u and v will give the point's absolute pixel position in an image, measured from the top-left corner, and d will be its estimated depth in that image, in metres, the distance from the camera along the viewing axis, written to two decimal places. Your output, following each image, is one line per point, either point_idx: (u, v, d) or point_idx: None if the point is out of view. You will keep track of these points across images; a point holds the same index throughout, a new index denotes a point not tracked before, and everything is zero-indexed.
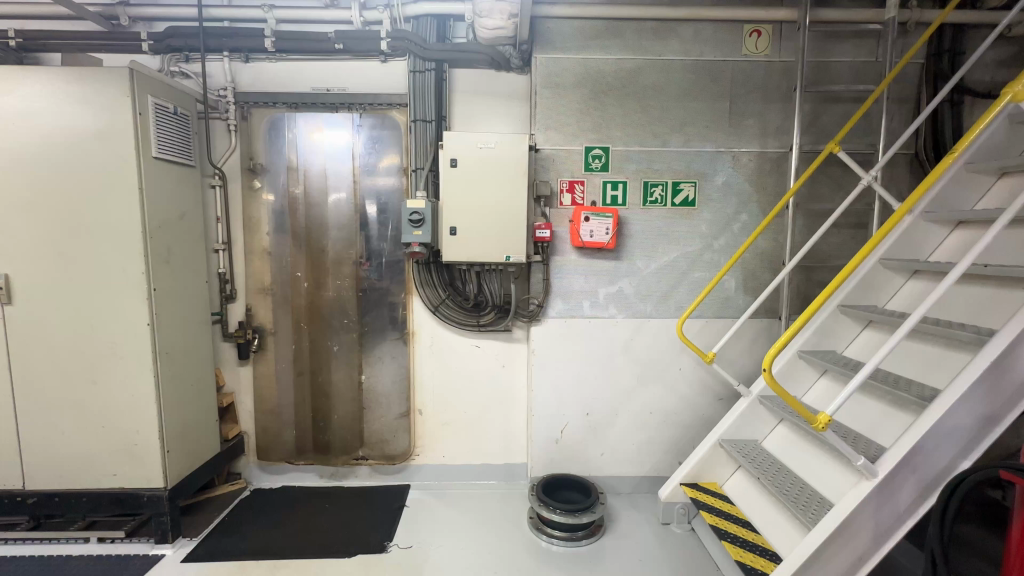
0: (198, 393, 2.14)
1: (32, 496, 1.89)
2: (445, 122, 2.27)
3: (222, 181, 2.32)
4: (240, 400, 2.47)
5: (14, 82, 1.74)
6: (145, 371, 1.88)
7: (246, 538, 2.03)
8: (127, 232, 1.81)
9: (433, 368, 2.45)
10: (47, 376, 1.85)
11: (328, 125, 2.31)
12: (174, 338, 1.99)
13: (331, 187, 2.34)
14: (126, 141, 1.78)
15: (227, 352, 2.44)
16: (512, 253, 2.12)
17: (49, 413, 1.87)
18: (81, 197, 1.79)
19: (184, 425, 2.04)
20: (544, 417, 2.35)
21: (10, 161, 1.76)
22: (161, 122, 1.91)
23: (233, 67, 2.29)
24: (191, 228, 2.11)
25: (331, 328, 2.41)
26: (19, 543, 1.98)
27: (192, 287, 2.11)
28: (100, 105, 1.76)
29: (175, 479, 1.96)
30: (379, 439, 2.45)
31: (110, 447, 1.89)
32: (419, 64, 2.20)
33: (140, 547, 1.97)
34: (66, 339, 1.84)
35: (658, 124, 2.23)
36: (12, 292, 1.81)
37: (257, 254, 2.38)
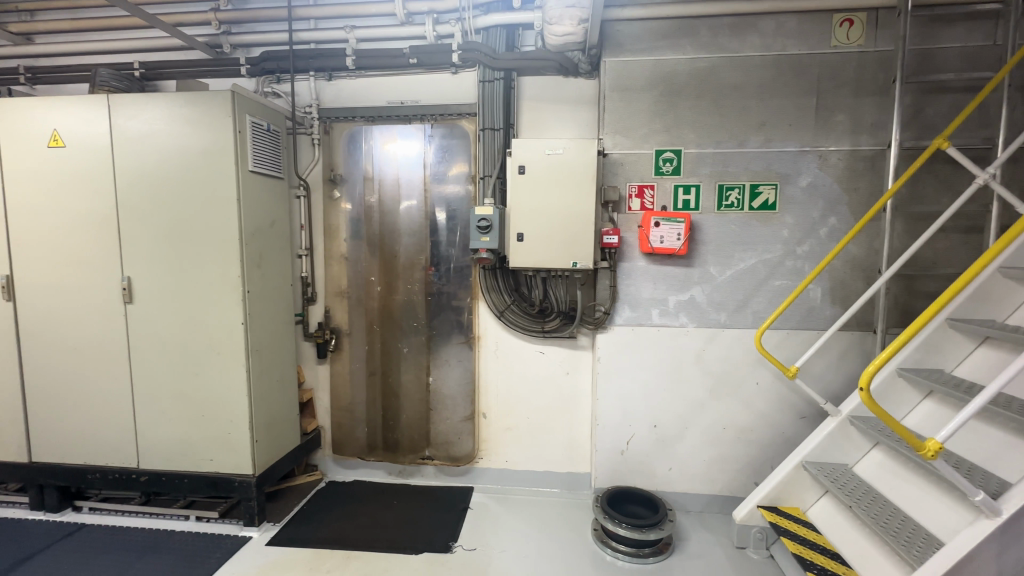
0: (282, 389, 2.30)
1: (144, 475, 2.12)
2: (513, 129, 2.30)
3: (306, 191, 2.49)
4: (318, 397, 2.62)
5: (140, 108, 1.98)
6: (238, 366, 2.04)
7: (323, 528, 2.14)
8: (227, 239, 1.99)
9: (497, 372, 2.48)
10: (159, 367, 2.08)
11: (401, 136, 2.41)
12: (263, 337, 2.16)
13: (403, 195, 2.44)
14: (228, 157, 1.96)
15: (307, 351, 2.60)
16: (579, 259, 2.10)
17: (160, 401, 2.09)
18: (190, 208, 2.00)
19: (270, 418, 2.20)
20: (609, 427, 2.30)
21: (135, 177, 2.00)
22: (257, 139, 2.09)
23: (318, 85, 2.45)
24: (279, 235, 2.28)
25: (401, 331, 2.51)
26: (132, 516, 2.23)
27: (279, 290, 2.28)
28: (207, 125, 1.96)
29: (261, 468, 2.12)
30: (445, 440, 2.52)
31: (209, 435, 2.08)
32: (488, 74, 2.25)
33: (231, 527, 2.15)
34: (175, 335, 2.06)
35: (735, 124, 2.12)
36: (133, 291, 2.06)
37: (336, 260, 2.53)
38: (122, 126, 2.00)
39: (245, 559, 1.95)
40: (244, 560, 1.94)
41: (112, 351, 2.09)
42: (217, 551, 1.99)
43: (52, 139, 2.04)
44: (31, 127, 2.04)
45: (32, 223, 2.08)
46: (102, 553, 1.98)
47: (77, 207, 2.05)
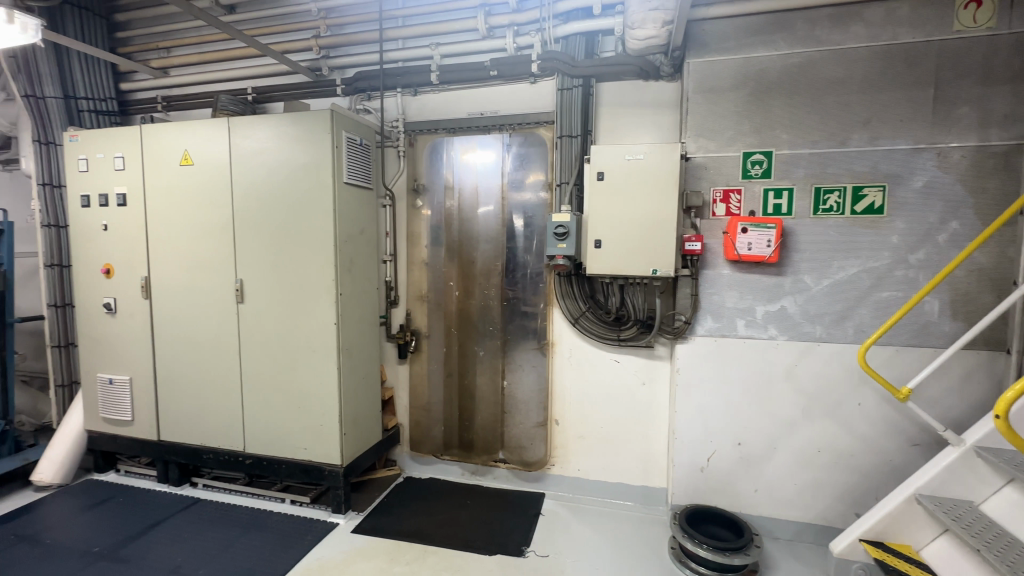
0: (367, 386, 2.45)
1: (249, 458, 2.35)
2: (591, 135, 2.29)
3: (391, 201, 2.64)
4: (398, 396, 2.76)
5: (253, 128, 2.22)
6: (331, 362, 2.21)
7: (402, 521, 2.25)
8: (323, 245, 2.17)
9: (570, 379, 2.47)
10: (263, 361, 2.30)
11: (480, 146, 2.49)
12: (352, 337, 2.31)
13: (482, 202, 2.52)
14: (327, 170, 2.14)
15: (389, 351, 2.75)
16: (659, 267, 2.04)
17: (263, 392, 2.31)
18: (293, 218, 2.20)
19: (356, 413, 2.34)
20: (688, 441, 2.20)
21: (248, 190, 2.24)
22: (351, 153, 2.26)
23: (404, 100, 2.60)
24: (367, 242, 2.44)
25: (477, 334, 2.58)
26: (238, 494, 2.48)
27: (367, 293, 2.44)
28: (310, 141, 2.15)
29: (348, 459, 2.27)
30: (518, 444, 2.55)
31: (304, 425, 2.26)
32: (567, 82, 2.25)
33: (320, 513, 2.31)
34: (278, 332, 2.26)
35: (836, 122, 1.96)
36: (244, 292, 2.29)
37: (417, 265, 2.65)
38: (239, 145, 2.25)
39: (333, 543, 2.09)
40: (333, 545, 2.08)
41: (225, 345, 2.35)
42: (309, 533, 2.16)
43: (183, 159, 2.33)
44: (167, 149, 2.36)
45: (165, 233, 2.39)
46: (213, 526, 2.21)
47: (201, 218, 2.33)
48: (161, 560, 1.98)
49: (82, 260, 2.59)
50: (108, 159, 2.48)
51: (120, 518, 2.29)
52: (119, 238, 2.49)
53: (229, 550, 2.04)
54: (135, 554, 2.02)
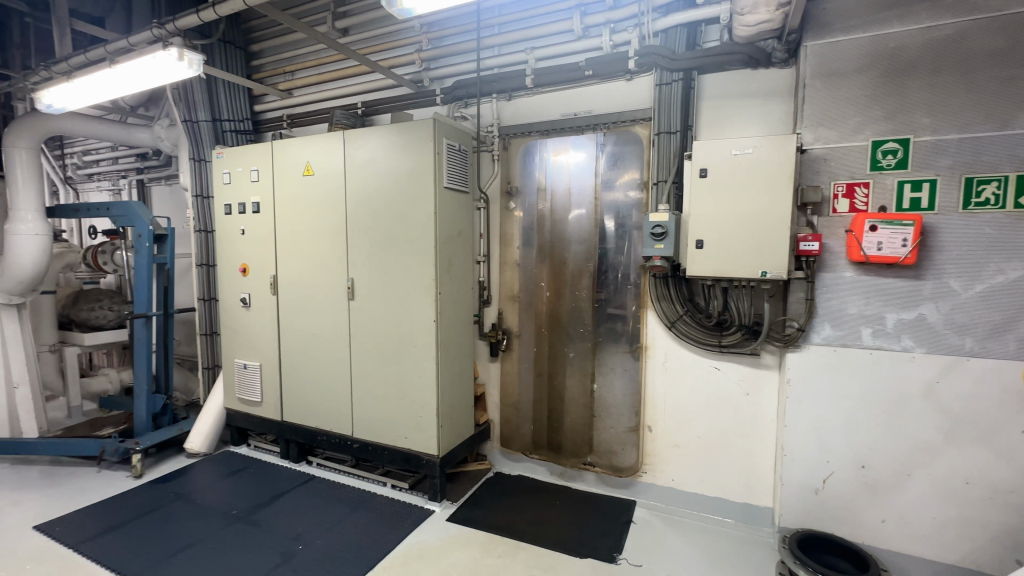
0: (462, 381, 2.55)
1: (356, 442, 2.56)
2: (692, 130, 2.19)
3: (485, 203, 2.72)
4: (489, 392, 2.84)
5: (365, 139, 2.41)
6: (430, 358, 2.33)
7: (493, 515, 2.31)
8: (424, 246, 2.30)
9: (665, 385, 2.37)
10: (370, 354, 2.49)
11: (573, 146, 2.48)
12: (448, 334, 2.42)
13: (574, 203, 2.51)
14: (429, 175, 2.26)
15: (481, 349, 2.84)
16: (769, 269, 1.89)
17: (370, 382, 2.50)
18: (399, 221, 2.36)
19: (452, 407, 2.45)
20: (799, 459, 2.02)
21: (360, 196, 2.45)
22: (450, 158, 2.37)
23: (499, 106, 2.67)
24: (464, 243, 2.54)
25: (568, 335, 2.58)
26: (346, 475, 2.71)
27: (462, 292, 2.54)
28: (414, 149, 2.29)
29: (444, 450, 2.38)
30: (608, 449, 2.50)
31: (405, 415, 2.42)
32: (667, 76, 2.17)
33: (418, 499, 2.45)
34: (383, 328, 2.44)
35: (995, 102, 1.68)
36: (355, 290, 2.51)
37: (509, 266, 2.71)
38: (352, 156, 2.46)
39: (431, 529, 2.21)
40: (430, 530, 2.20)
41: (338, 338, 2.58)
42: (408, 517, 2.30)
43: (305, 170, 2.60)
44: (292, 161, 2.65)
45: (290, 236, 2.69)
46: (327, 502, 2.44)
47: (319, 222, 2.58)
48: (285, 528, 2.22)
49: (224, 261, 2.99)
50: (246, 172, 2.84)
51: (252, 487, 2.61)
52: (254, 241, 2.84)
53: (340, 525, 2.24)
54: (263, 520, 2.29)
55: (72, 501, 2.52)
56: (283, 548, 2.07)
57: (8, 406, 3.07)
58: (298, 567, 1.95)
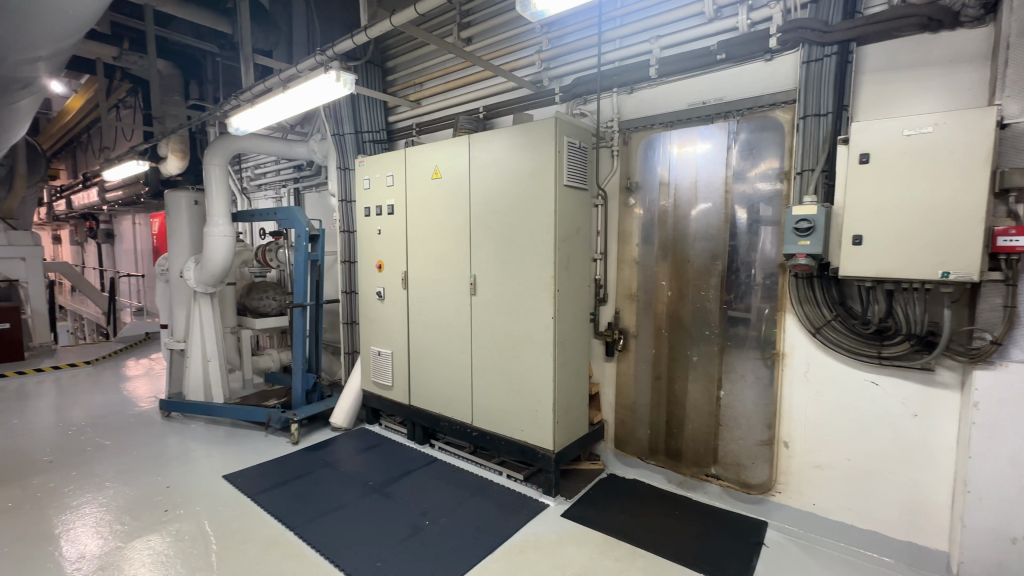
0: (577, 380, 2.55)
1: (475, 430, 2.70)
2: (848, 110, 1.93)
3: (604, 200, 2.67)
4: (604, 392, 2.80)
5: (488, 141, 2.52)
6: (548, 354, 2.36)
7: (608, 516, 2.28)
8: (544, 244, 2.34)
9: (806, 398, 2.13)
10: (490, 347, 2.60)
11: (701, 137, 2.33)
12: (566, 331, 2.43)
13: (701, 197, 2.36)
14: (550, 175, 2.29)
15: (596, 348, 2.81)
16: (952, 269, 1.60)
17: (489, 374, 2.62)
18: (520, 219, 2.42)
19: (567, 404, 2.46)
20: (988, 500, 1.67)
21: (483, 197, 2.57)
22: (571, 156, 2.38)
23: (619, 100, 2.60)
24: (582, 241, 2.53)
25: (691, 338, 2.44)
26: (465, 460, 2.87)
27: (579, 290, 2.54)
28: (535, 148, 2.33)
29: (559, 446, 2.41)
30: (735, 461, 2.32)
31: (522, 409, 2.49)
32: (816, 52, 1.94)
33: (532, 491, 2.51)
34: (503, 323, 2.54)
35: None
36: (477, 286, 2.64)
37: (628, 264, 2.64)
38: (476, 158, 2.58)
39: (545, 522, 2.25)
40: (545, 523, 2.24)
41: (460, 331, 2.74)
42: (525, 507, 2.37)
43: (434, 173, 2.80)
44: (423, 166, 2.86)
45: (420, 235, 2.91)
46: (448, 484, 2.61)
47: (446, 222, 2.76)
48: (413, 503, 2.42)
49: (364, 258, 3.34)
50: (382, 178, 3.13)
51: (384, 462, 2.90)
52: (388, 240, 3.13)
53: (461, 506, 2.38)
54: (395, 493, 2.53)
55: (248, 458, 3.03)
56: (412, 521, 2.26)
57: (203, 375, 3.78)
58: (425, 541, 2.11)
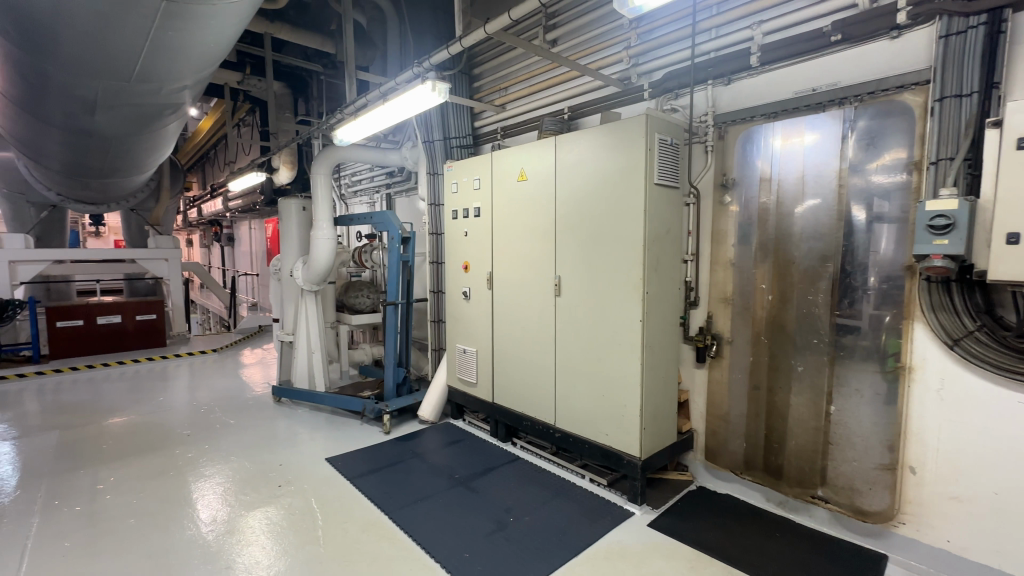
0: (666, 386, 2.45)
1: (558, 431, 2.70)
2: (999, 88, 1.66)
3: (696, 198, 2.54)
4: (693, 400, 2.67)
5: (575, 141, 2.50)
6: (635, 358, 2.30)
7: (700, 531, 2.16)
8: (632, 245, 2.28)
9: (939, 419, 1.87)
10: (574, 349, 2.59)
11: (810, 127, 2.14)
12: (654, 334, 2.35)
13: (809, 193, 2.16)
14: (640, 173, 2.23)
15: (686, 354, 2.68)
16: None
17: (572, 376, 2.60)
18: (607, 220, 2.39)
19: (655, 410, 2.38)
20: None
21: (569, 198, 2.56)
22: (663, 154, 2.30)
23: (715, 92, 2.46)
24: (672, 242, 2.43)
25: (795, 346, 2.24)
26: (547, 461, 2.88)
27: (669, 292, 2.44)
28: (624, 147, 2.28)
29: (646, 454, 2.33)
30: (847, 485, 2.10)
31: (607, 413, 2.44)
32: (957, 24, 1.71)
33: (616, 498, 2.45)
34: (588, 324, 2.51)
35: None
36: (561, 287, 2.64)
37: (722, 265, 2.49)
38: (563, 159, 2.58)
39: (631, 530, 2.19)
40: (631, 532, 2.18)
41: (544, 332, 2.75)
42: (609, 513, 2.32)
43: (520, 176, 2.84)
44: (509, 168, 2.91)
45: (505, 237, 2.97)
46: (531, 483, 2.63)
47: (531, 224, 2.79)
48: (497, 499, 2.48)
49: (451, 259, 3.48)
50: (469, 181, 3.24)
51: (469, 456, 2.99)
52: (474, 241, 3.23)
53: (545, 507, 2.39)
54: (480, 488, 2.60)
55: (347, 444, 3.29)
56: (497, 517, 2.31)
57: (308, 366, 4.16)
58: (510, 538, 2.14)
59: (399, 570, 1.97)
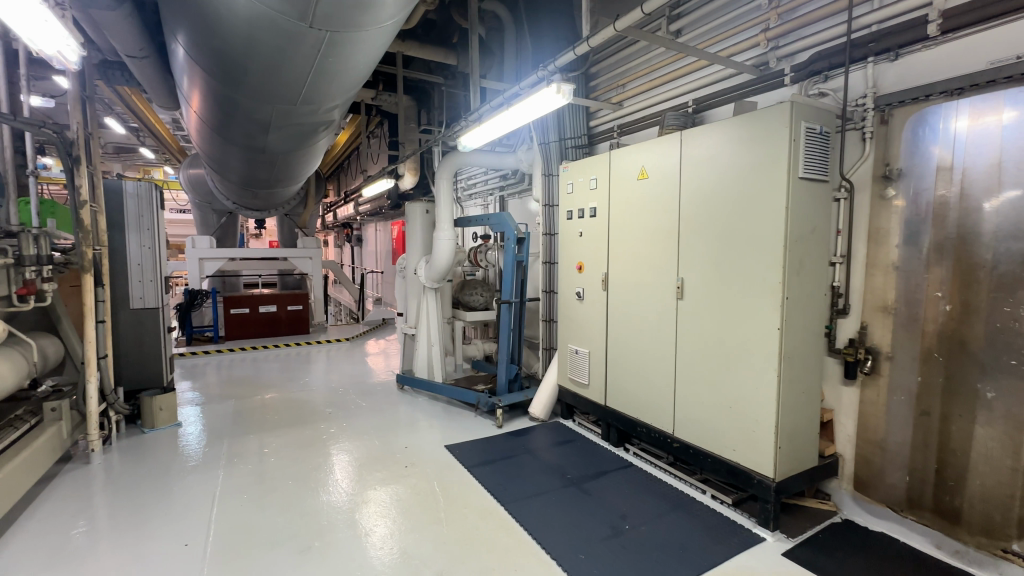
0: (806, 402, 2.20)
1: (677, 441, 2.57)
2: None
3: (849, 192, 2.24)
4: (839, 421, 2.37)
5: (704, 136, 2.36)
6: (771, 368, 2.10)
7: (848, 569, 1.91)
8: (771, 245, 2.08)
9: None
10: (698, 355, 2.44)
11: (1012, 104, 1.76)
12: (794, 344, 2.12)
13: (1008, 183, 1.78)
14: (783, 167, 2.03)
15: (831, 368, 2.38)
16: None
17: (695, 385, 2.46)
18: (740, 218, 2.21)
19: (793, 429, 2.15)
20: None
21: (695, 196, 2.43)
22: (811, 143, 2.07)
23: (876, 71, 2.15)
24: (819, 242, 2.17)
25: (982, 367, 1.87)
26: (662, 470, 2.76)
27: (814, 299, 2.18)
28: (764, 138, 2.10)
29: (781, 476, 2.12)
30: None
31: (735, 427, 2.27)
32: None
33: (743, 520, 2.27)
34: (714, 329, 2.35)
35: None
36: (684, 289, 2.51)
37: (881, 269, 2.16)
38: (689, 154, 2.45)
39: (762, 557, 2.00)
40: (762, 558, 2.00)
41: (664, 336, 2.64)
42: (735, 535, 2.15)
43: (640, 174, 2.76)
44: (629, 166, 2.84)
45: (623, 237, 2.90)
46: (646, 492, 2.54)
47: (651, 224, 2.70)
48: (611, 504, 2.43)
49: (564, 259, 3.49)
50: (585, 181, 3.22)
51: (580, 458, 2.98)
52: (589, 241, 3.21)
53: (662, 518, 2.29)
54: (593, 490, 2.58)
55: (462, 434, 3.47)
56: (612, 523, 2.26)
57: (428, 358, 4.48)
58: (627, 545, 2.09)
59: (516, 560, 2.03)
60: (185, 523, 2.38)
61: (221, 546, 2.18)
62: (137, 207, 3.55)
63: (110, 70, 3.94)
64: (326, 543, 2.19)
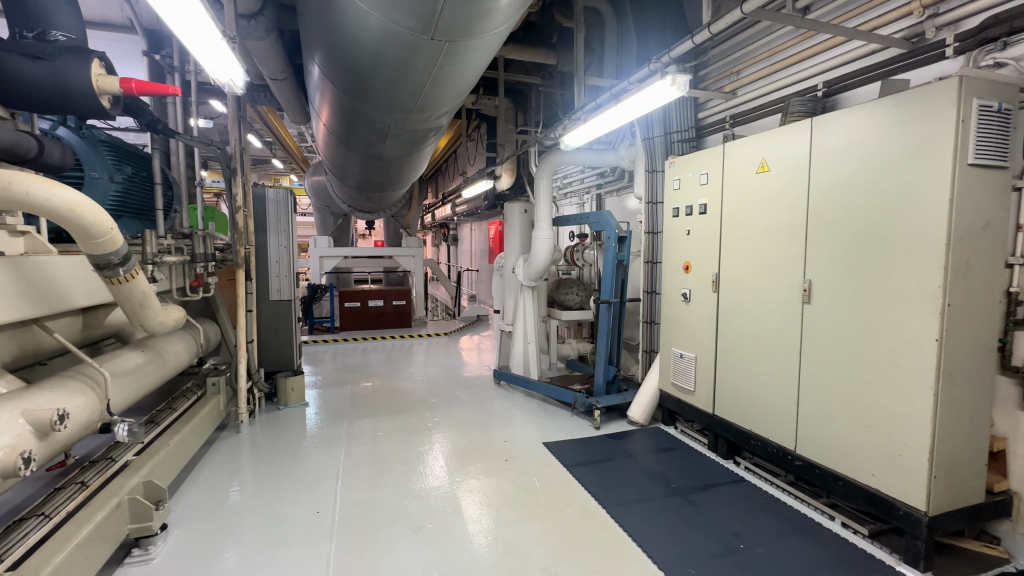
0: (972, 427, 1.88)
1: (800, 459, 2.34)
2: None
3: None
4: (1015, 452, 1.99)
5: (842, 121, 2.11)
6: (924, 384, 1.83)
7: None
8: (929, 243, 1.81)
9: None
10: (828, 365, 2.20)
11: None
12: (957, 358, 1.83)
13: None
14: (946, 154, 1.75)
15: (1004, 388, 2.01)
16: None
17: (824, 397, 2.22)
18: (887, 212, 1.95)
19: (954, 456, 1.85)
20: None
21: (828, 188, 2.19)
22: (985, 124, 1.76)
23: None
24: (993, 239, 1.84)
25: None
26: (780, 489, 2.54)
27: (984, 306, 1.86)
28: (921, 121, 1.83)
29: (936, 509, 1.84)
30: None
31: (874, 448, 2.01)
32: None
33: (882, 554, 2.01)
34: (849, 337, 2.11)
35: None
36: (812, 293, 2.28)
37: None
38: (821, 144, 2.21)
39: None
40: None
41: (785, 342, 2.42)
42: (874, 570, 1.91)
43: (760, 166, 2.55)
44: (746, 159, 2.64)
45: (738, 235, 2.71)
46: (761, 510, 2.35)
47: (772, 220, 2.49)
48: (722, 519, 2.29)
49: (669, 258, 3.34)
50: (694, 177, 3.06)
51: (685, 467, 2.84)
52: (698, 240, 3.04)
53: (783, 542, 2.10)
54: (700, 502, 2.45)
55: (559, 432, 3.48)
56: (725, 540, 2.13)
57: (524, 355, 4.56)
58: (742, 566, 1.95)
59: (620, 564, 2.00)
60: (314, 492, 2.67)
61: (346, 516, 2.42)
62: (276, 211, 4.04)
63: (257, 92, 4.54)
64: (437, 526, 2.32)
